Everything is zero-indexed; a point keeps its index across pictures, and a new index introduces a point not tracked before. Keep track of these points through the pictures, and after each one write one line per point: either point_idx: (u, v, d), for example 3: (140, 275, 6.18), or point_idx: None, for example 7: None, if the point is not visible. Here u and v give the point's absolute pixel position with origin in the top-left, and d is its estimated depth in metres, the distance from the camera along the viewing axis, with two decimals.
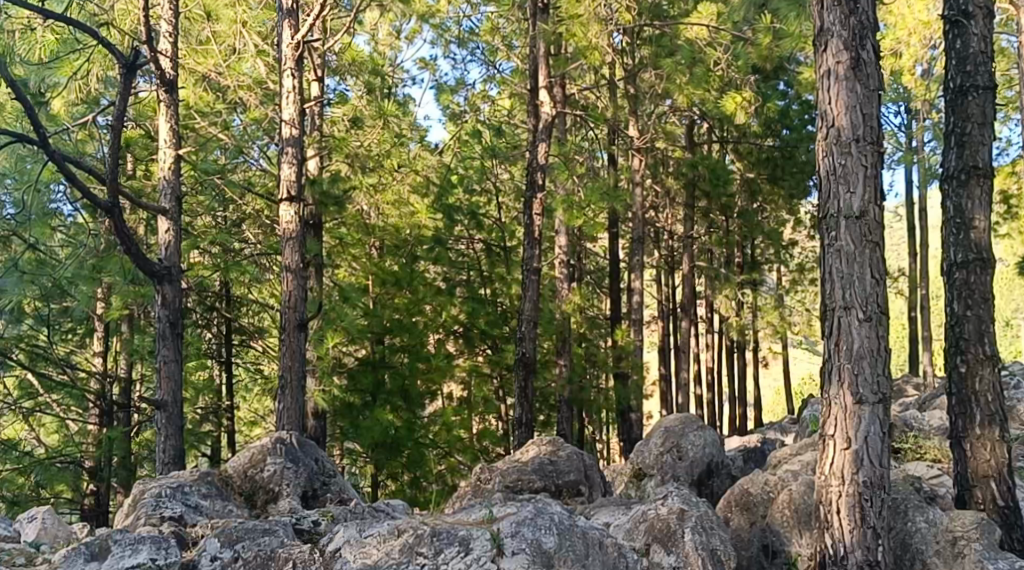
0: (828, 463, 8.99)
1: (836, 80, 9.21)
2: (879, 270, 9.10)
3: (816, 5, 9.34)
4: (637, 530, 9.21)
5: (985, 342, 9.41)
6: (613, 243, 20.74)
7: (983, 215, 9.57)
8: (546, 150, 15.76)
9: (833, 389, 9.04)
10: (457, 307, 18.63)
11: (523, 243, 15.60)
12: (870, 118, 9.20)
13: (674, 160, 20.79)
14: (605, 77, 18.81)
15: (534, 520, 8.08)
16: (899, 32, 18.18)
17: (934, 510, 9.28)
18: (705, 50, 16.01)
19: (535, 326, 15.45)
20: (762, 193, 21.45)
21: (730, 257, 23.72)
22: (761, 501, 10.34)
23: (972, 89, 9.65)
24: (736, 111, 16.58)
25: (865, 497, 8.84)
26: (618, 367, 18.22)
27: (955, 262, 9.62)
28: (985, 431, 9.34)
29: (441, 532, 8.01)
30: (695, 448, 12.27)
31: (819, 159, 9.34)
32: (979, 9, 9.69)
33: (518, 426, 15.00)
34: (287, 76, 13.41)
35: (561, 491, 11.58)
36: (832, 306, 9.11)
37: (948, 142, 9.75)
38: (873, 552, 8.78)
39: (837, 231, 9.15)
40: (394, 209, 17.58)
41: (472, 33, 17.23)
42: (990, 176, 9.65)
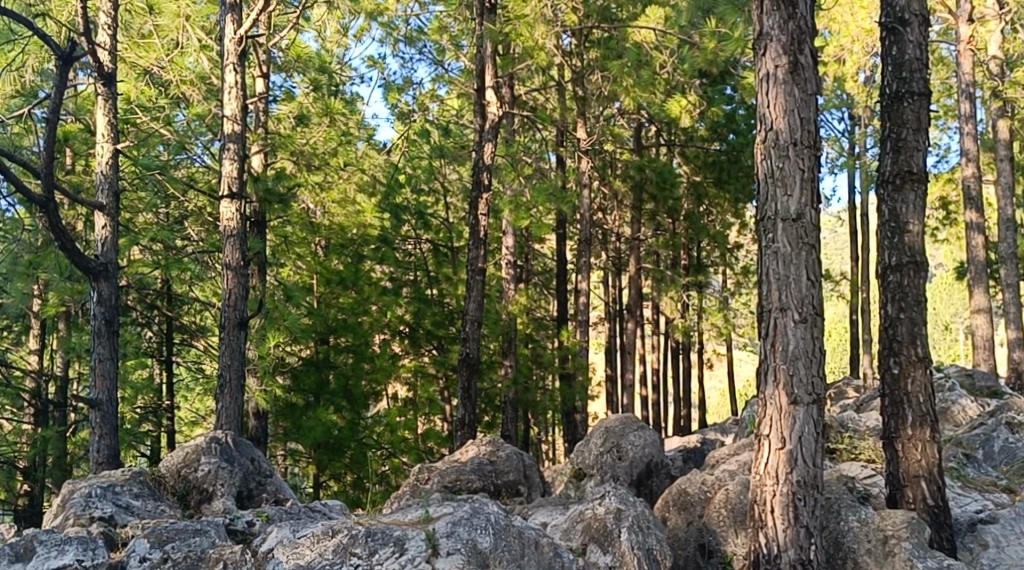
0: (763, 463, 9.09)
1: (775, 84, 9.31)
2: (815, 272, 9.21)
3: (756, 9, 9.42)
4: (574, 530, 9.28)
5: (917, 344, 9.55)
6: (561, 244, 20.73)
7: (917, 220, 9.70)
8: (492, 150, 15.74)
9: (768, 389, 9.13)
10: (402, 306, 18.51)
11: (468, 243, 15.56)
12: (808, 122, 9.31)
13: (622, 163, 20.89)
14: (554, 78, 18.76)
15: (470, 520, 8.16)
16: (844, 40, 18.69)
17: (866, 509, 9.42)
18: (652, 53, 16.12)
19: (480, 326, 15.42)
20: (709, 197, 21.54)
21: (676, 259, 23.80)
22: (698, 501, 10.42)
23: (908, 95, 9.79)
24: (681, 115, 17.08)
25: (798, 497, 8.94)
26: (563, 368, 18.29)
27: (890, 265, 9.75)
28: (917, 431, 9.47)
29: (376, 532, 8.04)
30: (635, 449, 12.24)
31: (757, 162, 9.43)
32: (915, 16, 9.81)
33: (462, 427, 14.93)
34: (229, 71, 13.25)
35: (500, 491, 11.56)
36: (769, 307, 9.21)
37: (884, 147, 9.90)
38: (806, 551, 8.88)
39: (774, 233, 9.24)
40: (340, 207, 18.31)
41: (421, 32, 17.02)
42: (924, 181, 9.80)
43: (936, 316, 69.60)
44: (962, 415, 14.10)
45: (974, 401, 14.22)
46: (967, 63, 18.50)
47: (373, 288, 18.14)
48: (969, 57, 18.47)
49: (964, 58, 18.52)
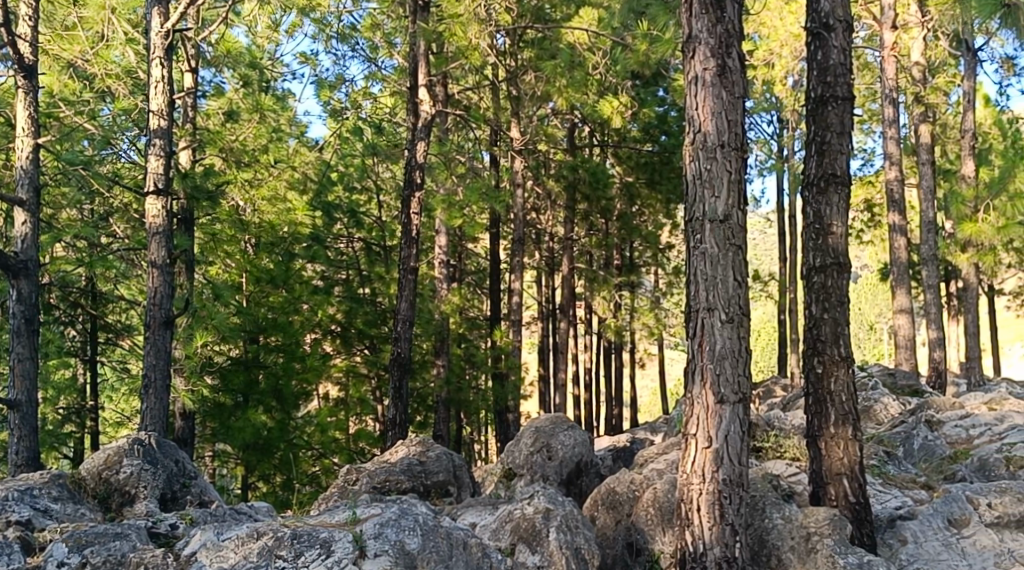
0: (690, 462, 9.18)
1: (703, 86, 9.41)
2: (742, 273, 9.33)
3: (685, 12, 9.52)
4: (503, 530, 9.26)
5: (840, 344, 9.70)
6: (494, 244, 20.73)
7: (840, 221, 9.87)
8: (425, 149, 15.69)
9: (695, 389, 9.23)
10: (333, 306, 18.39)
11: (400, 243, 15.47)
12: (735, 124, 9.42)
13: (555, 163, 20.98)
14: (488, 77, 18.72)
15: (398, 522, 8.14)
16: (772, 44, 19.61)
17: (790, 507, 9.57)
18: (584, 54, 16.21)
19: (412, 326, 15.36)
20: (641, 197, 21.72)
21: (610, 259, 23.92)
22: (627, 500, 10.50)
23: (832, 99, 9.96)
24: (613, 115, 17.24)
25: (724, 495, 9.04)
26: (496, 368, 18.28)
27: (814, 266, 9.91)
28: (839, 430, 9.63)
29: (303, 534, 7.98)
30: (565, 449, 12.25)
31: (686, 163, 9.52)
32: (839, 22, 10.00)
33: (393, 427, 14.86)
34: (155, 66, 12.97)
35: (429, 492, 11.53)
36: (696, 307, 9.31)
37: (809, 150, 10.06)
38: (731, 548, 8.99)
39: (701, 234, 9.34)
40: (271, 205, 18.47)
41: (353, 29, 16.83)
42: (848, 184, 9.97)
43: (862, 316, 70.94)
44: (884, 412, 14.39)
45: (895, 399, 14.54)
46: (890, 69, 18.84)
47: (303, 288, 17.92)
48: (893, 63, 18.80)
49: (888, 63, 18.86)
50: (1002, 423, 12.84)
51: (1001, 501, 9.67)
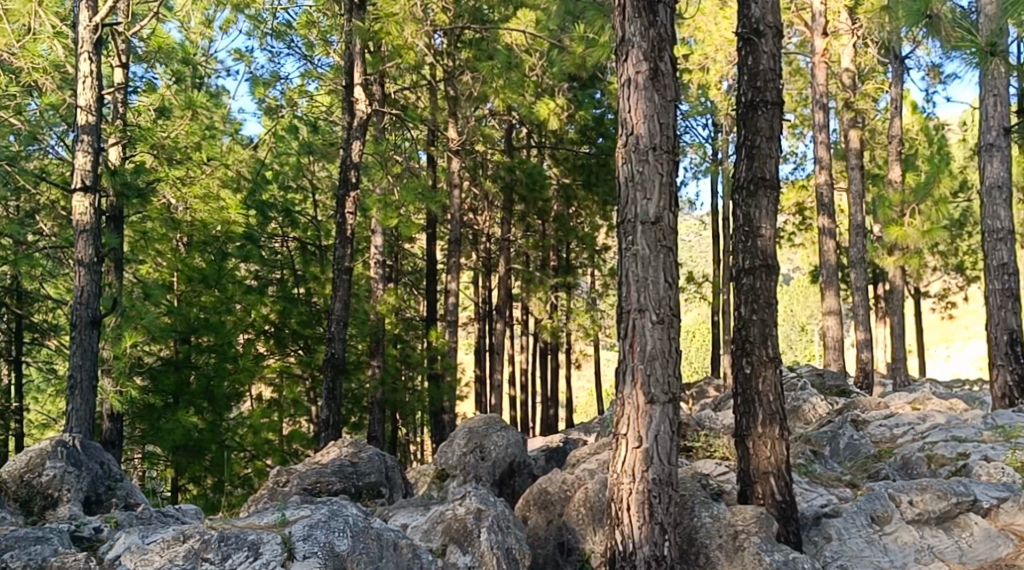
0: (620, 462, 9.26)
1: (636, 89, 9.50)
2: (673, 275, 9.42)
3: (618, 16, 9.60)
4: (434, 531, 9.25)
5: (768, 345, 9.85)
6: (430, 243, 20.68)
7: (769, 223, 10.02)
8: (360, 148, 15.62)
9: (626, 389, 9.31)
10: (268, 306, 18.10)
11: (334, 242, 15.38)
12: (667, 127, 9.51)
13: (492, 163, 21.05)
14: (426, 78, 18.67)
15: (328, 523, 8.11)
16: (708, 49, 20.09)
17: (718, 505, 9.70)
18: (521, 56, 16.26)
19: (346, 326, 15.26)
20: (578, 199, 21.87)
21: (546, 260, 23.95)
22: (558, 500, 10.55)
23: (762, 104, 10.11)
24: (549, 117, 17.29)
25: (653, 494, 9.13)
26: (431, 368, 18.25)
27: (743, 268, 10.05)
28: (767, 429, 9.78)
29: (230, 537, 7.92)
30: (497, 449, 12.26)
31: (618, 166, 9.60)
32: (769, 28, 10.17)
33: (325, 428, 14.75)
34: (83, 60, 12.76)
35: (361, 493, 11.42)
36: (628, 308, 9.39)
37: (739, 153, 10.19)
38: (660, 547, 9.08)
39: (633, 236, 9.42)
40: (203, 202, 17.65)
41: (289, 26, 16.53)
42: (776, 187, 10.13)
43: (794, 318, 71.97)
44: (812, 412, 14.64)
45: (823, 399, 14.80)
46: (820, 75, 19.19)
47: (236, 287, 17.51)
48: (823, 69, 19.16)
49: (819, 69, 19.20)
50: (924, 422, 13.14)
51: (922, 498, 9.90)
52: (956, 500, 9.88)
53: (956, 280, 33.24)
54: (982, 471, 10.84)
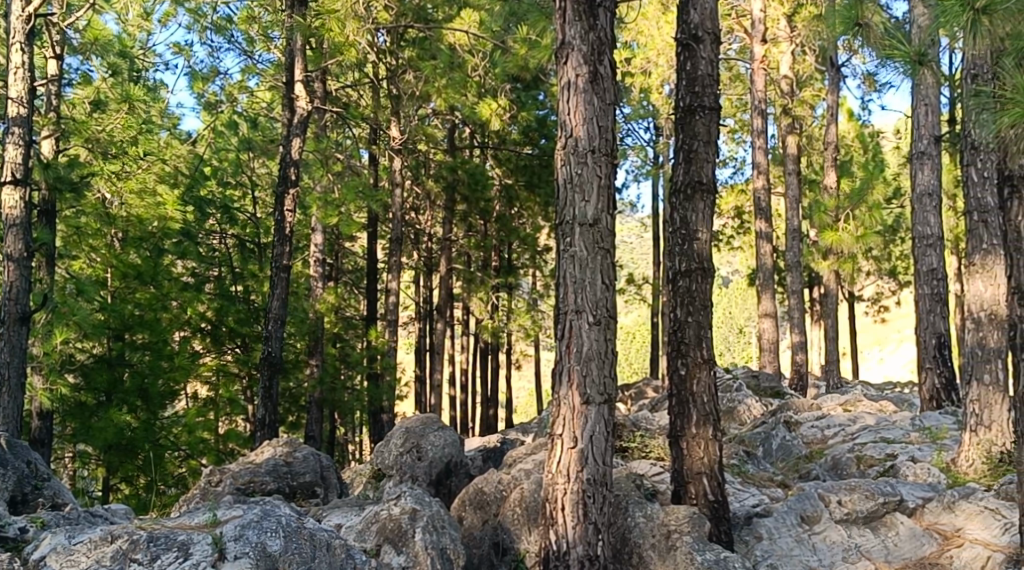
0: (555, 462, 9.30)
1: (575, 92, 9.54)
2: (610, 276, 9.49)
3: (558, 18, 9.64)
4: (368, 531, 9.21)
5: (703, 347, 9.96)
6: (371, 242, 20.57)
7: (705, 227, 10.13)
8: (301, 145, 15.51)
9: (562, 390, 9.36)
10: (204, 303, 17.94)
11: (273, 240, 15.25)
12: (606, 130, 9.57)
13: (435, 163, 21.05)
14: (368, 75, 18.54)
15: (260, 523, 8.06)
16: (649, 53, 20.99)
17: (652, 505, 9.78)
18: (464, 56, 16.26)
19: (283, 325, 15.13)
20: (519, 200, 21.91)
21: (487, 261, 23.93)
22: (494, 500, 10.57)
23: (700, 109, 10.21)
24: (490, 117, 17.31)
25: (588, 494, 9.18)
26: (370, 368, 18.15)
27: (679, 271, 10.14)
28: (701, 430, 9.88)
29: (159, 537, 7.82)
30: (435, 449, 12.21)
31: (557, 167, 9.63)
32: (708, 34, 10.27)
33: (261, 427, 14.61)
34: (15, 51, 12.48)
35: (295, 493, 11.36)
36: (565, 309, 9.44)
37: (677, 158, 10.29)
38: (594, 547, 9.14)
39: (572, 237, 9.46)
40: (140, 199, 17.20)
41: (230, 20, 16.17)
42: (713, 191, 10.24)
43: (733, 320, 72.82)
44: (747, 413, 14.95)
45: (758, 401, 15.15)
46: (759, 81, 19.42)
47: (173, 285, 17.46)
48: (762, 76, 19.41)
49: (758, 75, 19.44)
50: (854, 424, 13.38)
51: (851, 498, 10.09)
52: (884, 500, 10.08)
53: (888, 285, 33.85)
54: (909, 471, 11.06)
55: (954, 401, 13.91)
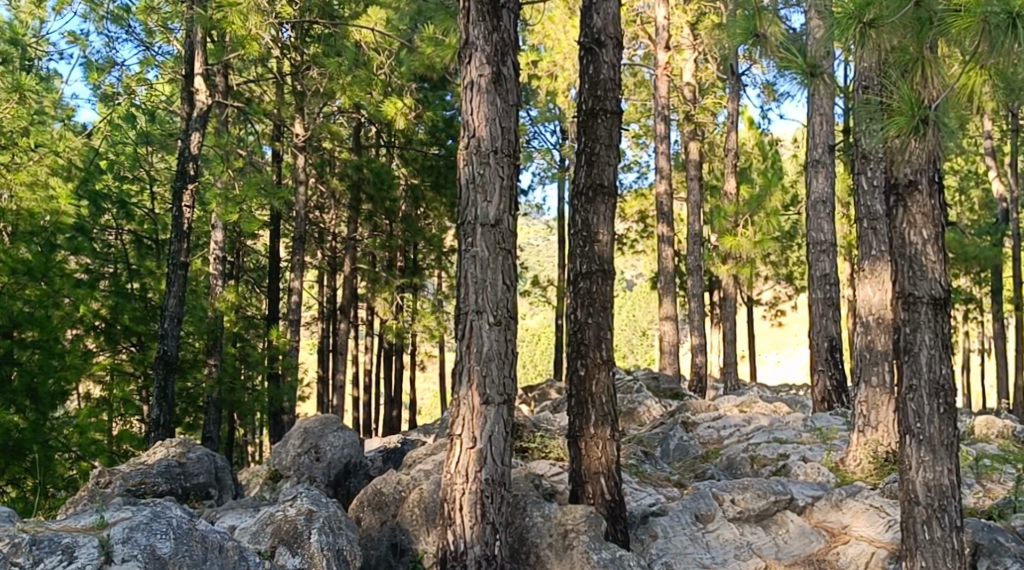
0: (454, 462, 9.28)
1: (478, 92, 9.53)
2: (511, 277, 9.51)
3: (462, 18, 9.63)
4: (263, 533, 9.09)
5: (602, 348, 10.04)
6: (273, 240, 20.25)
7: (606, 229, 10.21)
8: (200, 139, 15.23)
9: (461, 390, 9.34)
10: (98, 300, 17.27)
11: (169, 236, 14.92)
12: (508, 131, 9.59)
13: (340, 162, 20.88)
14: (272, 70, 18.20)
15: (149, 525, 7.95)
16: (557, 56, 21.22)
17: (549, 505, 9.84)
18: (369, 54, 16.17)
19: (180, 323, 14.81)
20: (425, 201, 21.97)
21: (392, 261, 23.77)
22: (392, 501, 10.49)
23: (602, 112, 10.31)
24: (395, 117, 16.86)
25: (486, 495, 9.19)
26: (271, 368, 17.86)
27: (580, 273, 10.20)
28: (599, 430, 9.96)
29: (43, 540, 7.60)
30: (333, 450, 12.10)
31: (459, 168, 9.61)
32: (610, 39, 10.37)
33: (156, 428, 14.29)
34: None
35: (188, 495, 11.15)
36: (465, 310, 9.42)
37: (579, 160, 10.36)
38: (491, 547, 9.14)
39: (473, 237, 9.45)
40: (31, 192, 16.77)
41: (128, 9, 15.65)
42: (613, 195, 10.34)
43: (636, 323, 73.74)
44: (646, 415, 15.18)
45: (656, 402, 15.42)
46: (663, 87, 19.67)
47: (64, 281, 16.48)
48: (665, 82, 19.67)
49: (661, 81, 19.69)
50: (749, 425, 13.66)
51: (744, 497, 10.29)
52: (775, 498, 10.31)
53: (784, 289, 34.61)
54: (800, 470, 11.30)
55: (845, 402, 14.38)
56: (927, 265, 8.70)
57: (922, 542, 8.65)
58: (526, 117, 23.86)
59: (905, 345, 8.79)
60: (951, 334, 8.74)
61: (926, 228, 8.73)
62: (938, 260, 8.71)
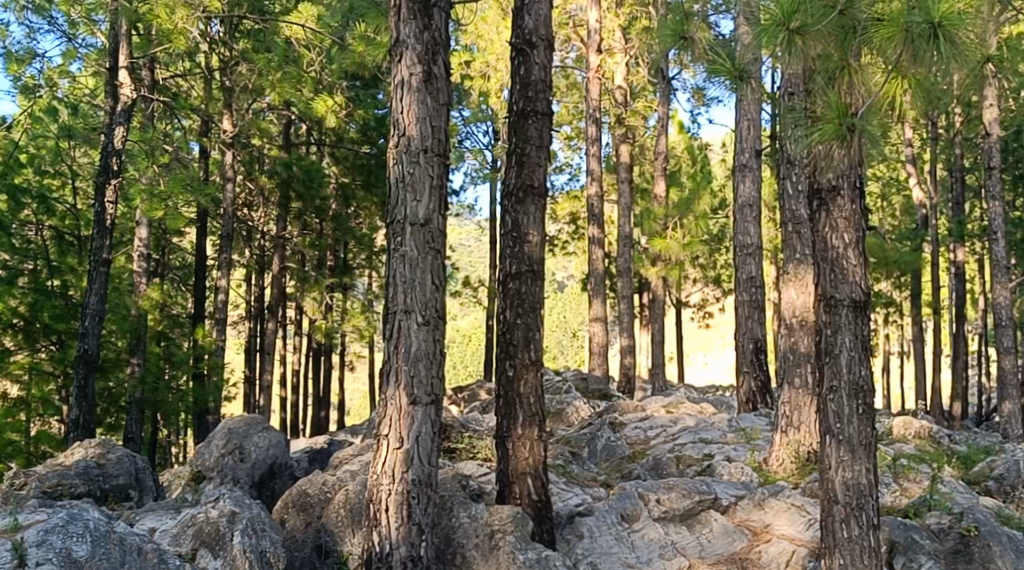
0: (380, 463, 9.22)
1: (409, 91, 9.47)
2: (440, 277, 9.47)
3: (393, 16, 9.57)
4: (184, 535, 8.98)
5: (531, 348, 10.04)
6: (200, 238, 19.93)
7: (536, 230, 10.22)
8: (124, 134, 14.92)
9: (389, 390, 9.28)
10: (16, 297, 16.85)
11: (91, 232, 14.62)
12: (439, 130, 9.55)
13: (270, 159, 20.65)
14: (200, 65, 17.91)
15: (65, 528, 7.85)
16: (489, 57, 21.38)
17: (476, 505, 9.82)
18: (299, 51, 16.02)
19: (102, 322, 14.49)
20: (357, 200, 21.94)
21: (322, 260, 23.57)
22: (318, 502, 10.39)
23: (532, 113, 10.32)
24: (326, 115, 16.30)
25: (412, 495, 9.14)
26: (196, 367, 17.56)
27: (509, 273, 10.19)
28: (526, 430, 9.97)
29: None
30: (258, 451, 11.95)
31: (389, 166, 9.54)
32: (541, 40, 10.38)
33: (75, 428, 13.99)
34: None
35: (107, 497, 10.92)
36: (393, 309, 9.36)
37: (509, 161, 10.35)
38: (417, 547, 9.09)
39: (402, 237, 9.39)
40: None
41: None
42: (543, 196, 10.35)
43: (567, 324, 74.02)
44: (574, 415, 15.24)
45: (585, 403, 15.51)
46: (595, 90, 19.77)
47: None
48: (597, 84, 19.77)
49: (593, 84, 19.76)
50: (676, 425, 13.81)
51: (669, 497, 10.38)
52: (699, 498, 10.42)
53: (713, 292, 34.99)
54: (725, 470, 11.43)
55: (768, 403, 14.62)
56: (848, 268, 8.86)
57: (841, 540, 8.79)
58: (458, 117, 23.82)
59: (826, 347, 8.94)
60: (871, 336, 8.89)
61: (847, 233, 8.88)
62: (858, 264, 8.87)
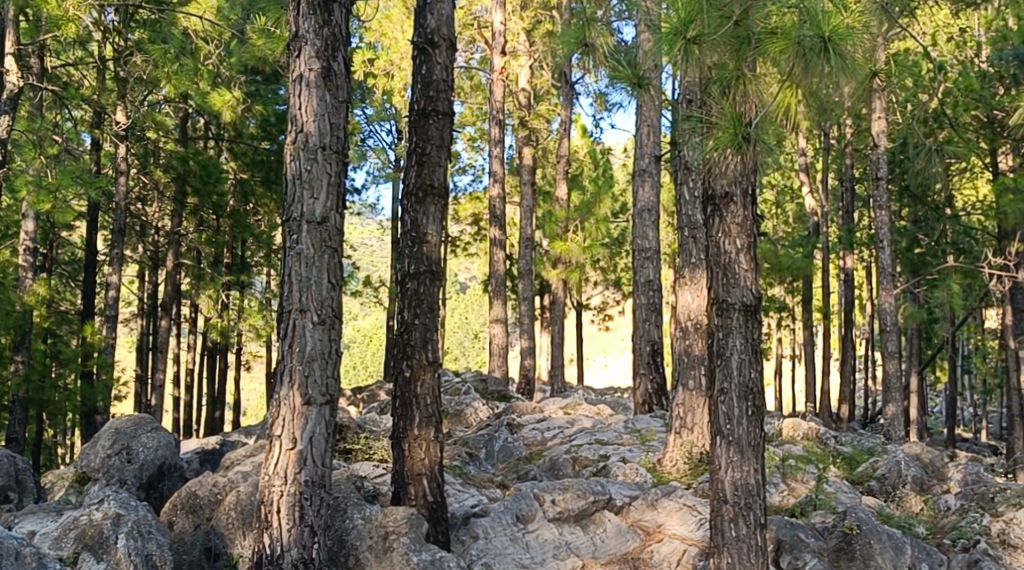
0: (272, 463, 9.07)
1: (307, 87, 9.34)
2: (336, 276, 9.36)
3: (292, 10, 9.43)
4: (65, 538, 8.74)
5: (428, 349, 9.99)
6: (91, 231, 19.35)
7: (435, 230, 10.17)
8: (9, 123, 14.34)
9: (283, 390, 9.13)
10: None
11: None
12: (337, 127, 9.45)
13: (165, 154, 20.15)
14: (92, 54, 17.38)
15: None
16: (393, 55, 21.59)
17: (371, 507, 9.74)
18: (196, 43, 15.65)
19: None
20: (255, 194, 21.12)
21: (218, 257, 23.12)
22: (207, 503, 10.18)
23: (433, 113, 10.27)
24: (223, 109, 16.24)
25: (304, 497, 9.02)
26: (84, 365, 17.01)
27: (408, 273, 10.12)
28: (423, 431, 9.92)
29: None
30: (146, 451, 11.67)
31: (286, 163, 9.39)
32: (443, 40, 10.34)
33: None
34: None
35: None
36: (288, 308, 9.22)
37: (410, 159, 10.28)
38: (308, 550, 8.98)
39: (298, 235, 9.26)
40: None
41: None
42: (443, 196, 10.29)
43: (468, 326, 73.84)
44: (473, 416, 15.22)
45: (484, 404, 15.51)
46: (497, 91, 19.78)
47: None
48: (500, 86, 19.77)
49: (496, 85, 19.78)
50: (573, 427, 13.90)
51: (564, 497, 10.42)
52: (594, 499, 10.49)
53: (613, 295, 35.26)
54: (619, 471, 11.55)
55: (664, 405, 14.94)
56: (740, 273, 9.02)
57: (729, 540, 8.96)
58: (361, 116, 23.63)
59: (718, 349, 9.08)
60: (761, 340, 9.07)
61: (739, 238, 9.05)
62: (750, 268, 9.04)
